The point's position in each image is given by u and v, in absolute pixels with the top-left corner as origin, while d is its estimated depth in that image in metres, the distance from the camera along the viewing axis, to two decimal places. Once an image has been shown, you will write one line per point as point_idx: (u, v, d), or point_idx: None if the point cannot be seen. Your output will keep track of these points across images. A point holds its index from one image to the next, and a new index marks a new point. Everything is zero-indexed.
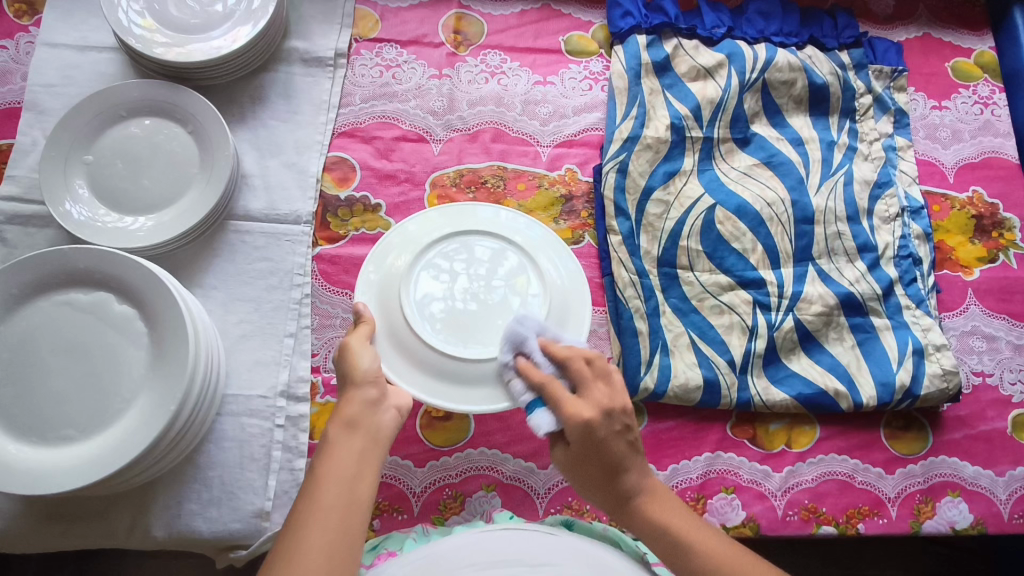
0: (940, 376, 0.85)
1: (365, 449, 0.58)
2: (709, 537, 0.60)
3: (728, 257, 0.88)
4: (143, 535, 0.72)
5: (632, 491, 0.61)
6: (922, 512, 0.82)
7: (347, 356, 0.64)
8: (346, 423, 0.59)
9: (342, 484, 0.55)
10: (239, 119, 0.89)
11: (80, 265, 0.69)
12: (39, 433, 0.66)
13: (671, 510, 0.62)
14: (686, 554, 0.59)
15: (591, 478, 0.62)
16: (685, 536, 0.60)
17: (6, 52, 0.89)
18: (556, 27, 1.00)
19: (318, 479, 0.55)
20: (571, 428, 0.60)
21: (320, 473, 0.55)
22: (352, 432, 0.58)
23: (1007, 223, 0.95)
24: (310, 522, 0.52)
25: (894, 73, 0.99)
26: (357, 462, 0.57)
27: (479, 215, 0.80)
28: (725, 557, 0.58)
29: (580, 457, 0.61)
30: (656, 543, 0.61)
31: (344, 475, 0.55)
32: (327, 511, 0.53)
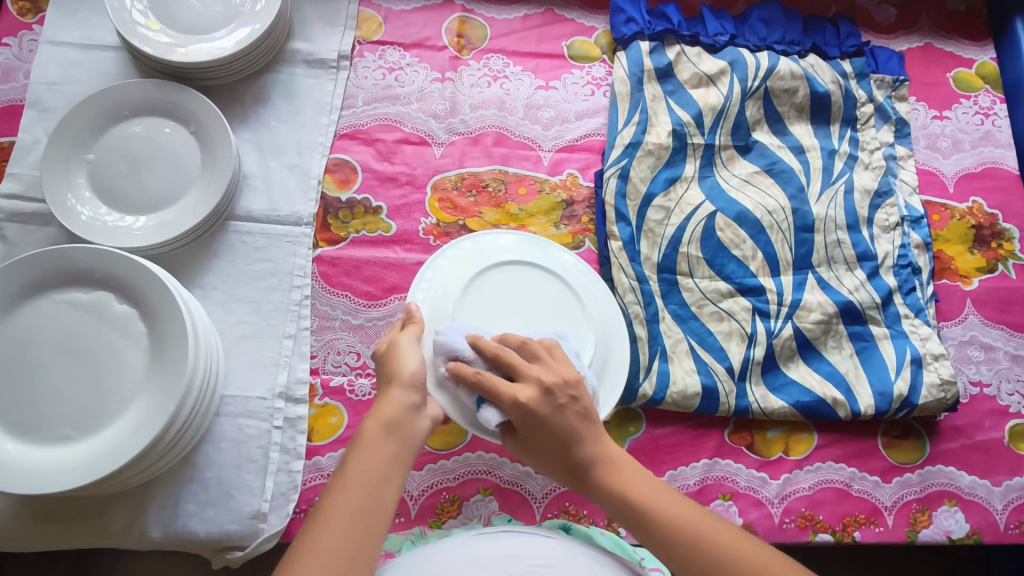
0: (938, 386, 0.85)
1: (398, 455, 0.57)
2: (676, 506, 0.60)
3: (728, 264, 0.88)
4: (139, 535, 0.72)
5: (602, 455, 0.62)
6: (918, 521, 0.82)
7: (398, 354, 0.63)
8: (385, 424, 0.58)
9: (373, 491, 0.54)
10: (242, 120, 0.89)
11: (80, 263, 0.69)
12: (36, 432, 0.66)
13: (636, 481, 0.61)
14: (644, 519, 0.59)
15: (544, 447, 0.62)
16: (644, 503, 0.60)
17: (9, 50, 0.89)
18: (560, 32, 1.00)
19: (348, 481, 0.54)
20: (511, 411, 0.60)
21: (352, 475, 0.54)
22: (392, 433, 0.58)
23: (1006, 234, 0.96)
24: (338, 528, 0.51)
25: (896, 82, 0.99)
26: (388, 468, 0.56)
27: (522, 246, 0.80)
28: (681, 514, 0.59)
29: (534, 435, 0.62)
30: (621, 516, 0.61)
31: (376, 481, 0.55)
32: (356, 518, 0.52)
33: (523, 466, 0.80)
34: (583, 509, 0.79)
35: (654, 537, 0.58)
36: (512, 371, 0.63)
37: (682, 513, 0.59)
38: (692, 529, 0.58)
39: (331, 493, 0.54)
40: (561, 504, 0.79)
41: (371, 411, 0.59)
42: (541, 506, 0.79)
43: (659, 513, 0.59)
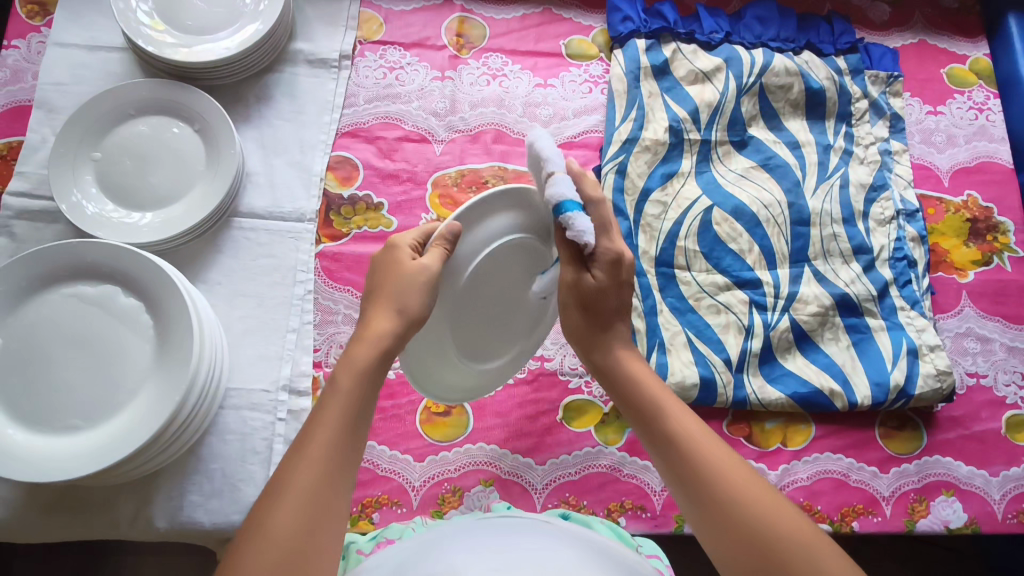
0: (934, 377, 0.86)
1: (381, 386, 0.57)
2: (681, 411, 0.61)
3: (724, 257, 0.89)
4: (145, 525, 0.73)
5: (678, 423, 0.60)
6: (916, 511, 0.83)
7: (421, 286, 0.57)
8: (380, 353, 0.56)
9: (356, 421, 0.54)
10: (245, 118, 0.90)
11: (89, 257, 0.71)
12: (44, 422, 0.67)
13: (652, 381, 0.65)
14: (648, 407, 0.63)
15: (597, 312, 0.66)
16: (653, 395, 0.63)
17: (17, 52, 0.91)
18: (557, 31, 1.02)
19: (335, 410, 0.53)
20: (601, 252, 0.62)
21: (339, 404, 0.53)
22: (382, 364, 0.56)
23: (1001, 227, 0.97)
24: (325, 458, 0.51)
25: (890, 78, 1.00)
26: (369, 400, 0.55)
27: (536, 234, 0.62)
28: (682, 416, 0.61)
29: (602, 289, 0.63)
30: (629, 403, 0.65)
31: (359, 408, 0.54)
32: (338, 449, 0.52)
33: (523, 457, 0.81)
34: (582, 500, 0.80)
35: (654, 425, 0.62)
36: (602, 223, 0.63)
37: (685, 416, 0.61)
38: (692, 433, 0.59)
39: (317, 421, 0.52)
40: (560, 495, 0.80)
41: (364, 331, 0.57)
42: (541, 496, 0.80)
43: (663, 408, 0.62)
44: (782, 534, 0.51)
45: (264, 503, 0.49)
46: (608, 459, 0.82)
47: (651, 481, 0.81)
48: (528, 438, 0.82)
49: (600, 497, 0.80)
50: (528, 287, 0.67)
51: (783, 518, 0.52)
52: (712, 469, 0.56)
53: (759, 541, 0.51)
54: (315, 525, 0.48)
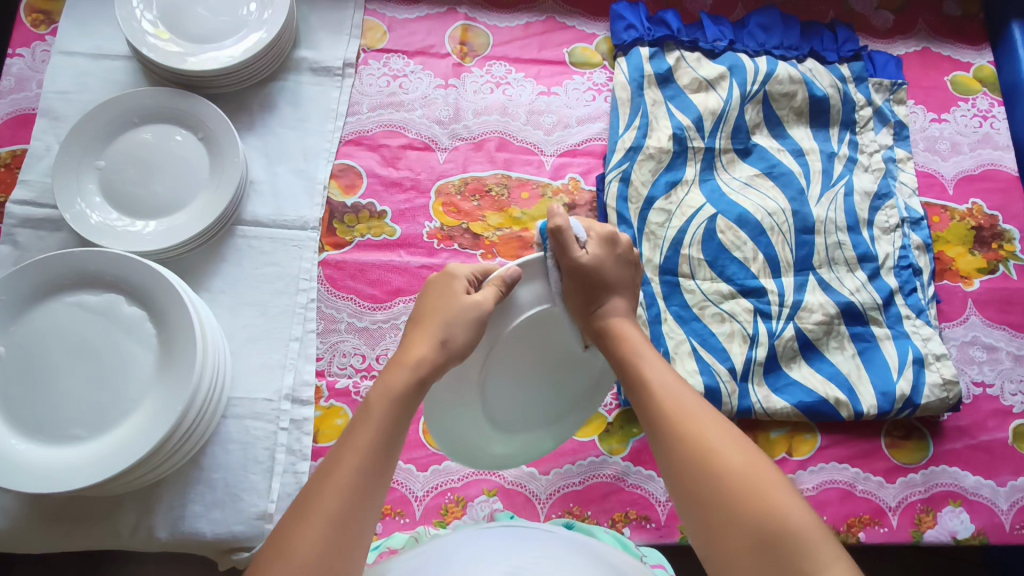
0: (940, 386, 0.85)
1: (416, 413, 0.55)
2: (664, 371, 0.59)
3: (729, 266, 0.89)
4: (147, 535, 0.73)
5: (654, 372, 0.59)
6: (922, 522, 0.82)
7: (471, 318, 0.58)
8: (416, 382, 0.55)
9: (388, 446, 0.52)
10: (249, 127, 0.90)
11: (91, 266, 0.71)
12: (46, 432, 0.66)
13: (639, 343, 0.63)
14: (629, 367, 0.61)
15: (596, 302, 0.64)
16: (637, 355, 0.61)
17: (22, 60, 0.91)
18: (561, 39, 1.02)
19: (366, 433, 0.51)
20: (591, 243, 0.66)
21: (370, 427, 0.52)
22: (418, 390, 0.55)
23: (1007, 235, 0.96)
24: (352, 481, 0.49)
25: (894, 86, 1.00)
26: (403, 424, 0.54)
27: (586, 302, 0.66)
28: (662, 376, 0.59)
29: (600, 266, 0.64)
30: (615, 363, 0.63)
31: (389, 435, 0.52)
32: (366, 474, 0.50)
33: (527, 467, 0.81)
34: (587, 510, 0.79)
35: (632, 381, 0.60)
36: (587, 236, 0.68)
37: (666, 375, 0.59)
38: (668, 389, 0.57)
39: (348, 442, 0.51)
40: (564, 505, 0.80)
41: (402, 360, 0.57)
42: (545, 506, 0.79)
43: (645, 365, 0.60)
44: (740, 480, 0.49)
45: (287, 526, 0.47)
46: (612, 468, 0.81)
47: (655, 491, 0.81)
48: None
49: (604, 508, 0.80)
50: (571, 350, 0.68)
51: (743, 460, 0.51)
52: (683, 425, 0.54)
53: (716, 483, 0.50)
54: (334, 551, 0.46)
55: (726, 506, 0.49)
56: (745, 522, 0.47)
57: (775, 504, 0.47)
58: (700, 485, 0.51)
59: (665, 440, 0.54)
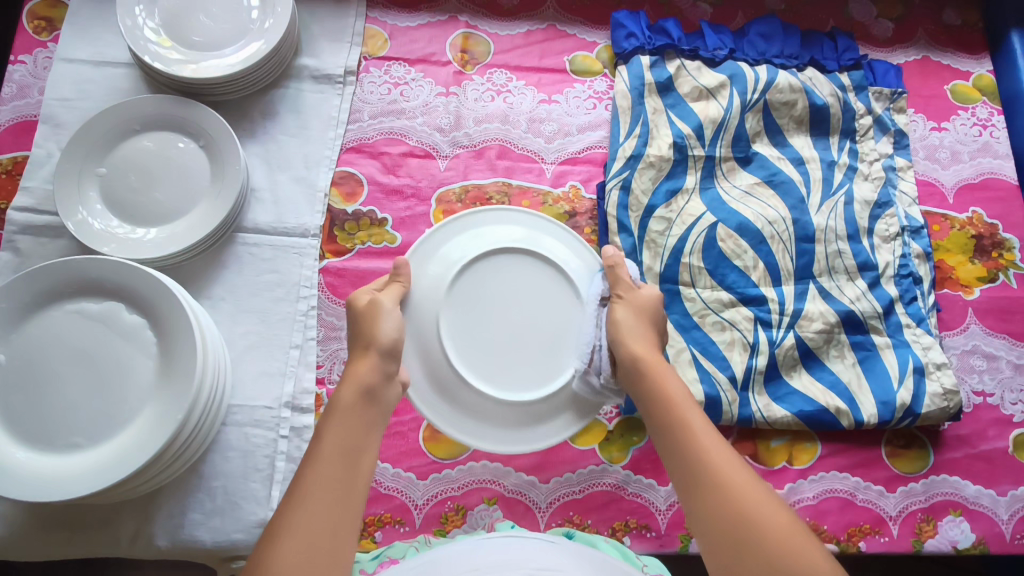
0: (941, 396, 0.85)
1: (373, 423, 0.62)
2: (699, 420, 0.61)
3: (729, 274, 0.89)
4: (146, 544, 0.73)
5: (688, 419, 0.61)
6: (923, 531, 0.82)
7: (380, 316, 0.66)
8: (363, 390, 0.62)
9: (350, 454, 0.58)
10: (250, 134, 0.91)
11: (92, 274, 0.71)
12: (45, 440, 0.66)
13: (676, 389, 0.63)
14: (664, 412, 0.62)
15: (650, 332, 0.69)
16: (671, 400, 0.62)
17: (24, 68, 0.91)
18: (561, 47, 1.02)
19: (328, 447, 0.57)
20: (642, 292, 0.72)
21: (331, 440, 0.58)
22: (365, 401, 0.61)
23: (1007, 243, 0.96)
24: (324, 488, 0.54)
25: (894, 94, 1.00)
26: (362, 437, 0.60)
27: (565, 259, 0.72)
28: (697, 426, 0.60)
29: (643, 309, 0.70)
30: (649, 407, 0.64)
31: (353, 444, 0.58)
32: (335, 481, 0.55)
33: (527, 475, 0.81)
34: (587, 519, 0.79)
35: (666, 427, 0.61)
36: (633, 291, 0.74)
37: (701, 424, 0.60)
38: (702, 438, 0.59)
39: (313, 457, 0.56)
40: (564, 514, 0.79)
41: (347, 377, 0.63)
42: (545, 515, 0.79)
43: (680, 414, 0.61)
44: (776, 539, 0.50)
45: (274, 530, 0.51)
46: (612, 477, 0.81)
47: (656, 500, 0.81)
48: (532, 455, 0.81)
49: (604, 517, 0.79)
50: (540, 298, 0.70)
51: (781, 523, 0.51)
52: (717, 476, 0.55)
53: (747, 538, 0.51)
54: (321, 552, 0.50)
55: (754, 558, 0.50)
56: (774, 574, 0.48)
57: (804, 561, 0.48)
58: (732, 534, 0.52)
59: (698, 489, 0.56)
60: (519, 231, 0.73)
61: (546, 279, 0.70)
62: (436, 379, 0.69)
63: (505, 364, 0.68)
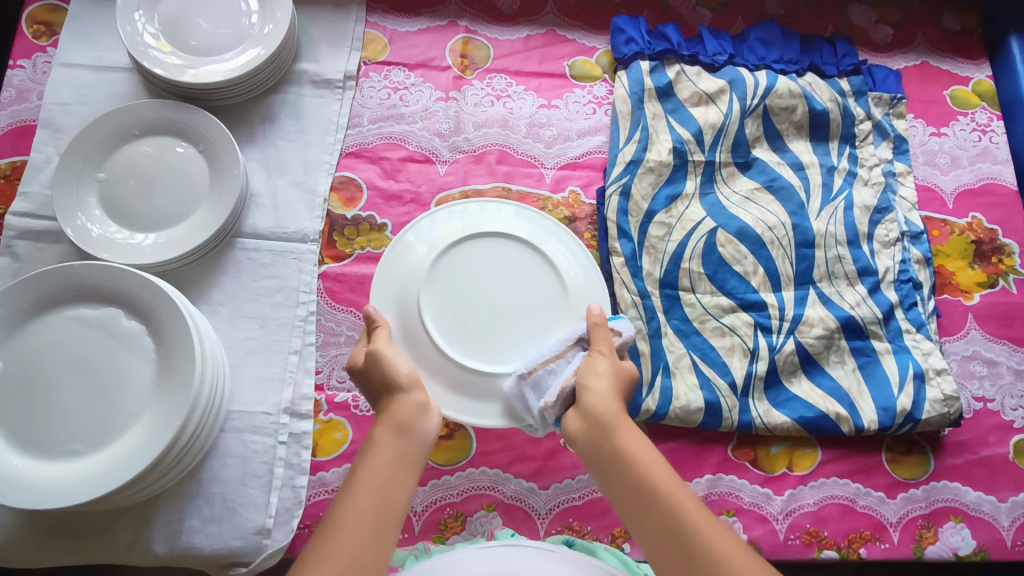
0: (941, 402, 0.85)
1: (413, 460, 0.59)
2: (671, 484, 0.56)
3: (729, 279, 0.89)
4: (144, 550, 0.73)
5: (660, 487, 0.56)
6: (924, 538, 0.81)
7: (386, 357, 0.65)
8: (397, 427, 0.60)
9: (385, 492, 0.55)
10: (250, 139, 0.91)
11: (90, 280, 0.71)
12: (43, 447, 0.66)
13: (644, 452, 0.59)
14: (632, 479, 0.57)
15: (620, 398, 0.64)
16: (639, 464, 0.58)
17: (23, 72, 0.91)
18: (561, 52, 1.02)
19: (362, 484, 0.55)
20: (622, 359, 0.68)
21: (365, 478, 0.56)
22: (400, 436, 0.60)
23: (1006, 249, 0.96)
24: (353, 527, 0.52)
25: (893, 100, 1.00)
26: (398, 473, 0.57)
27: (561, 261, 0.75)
28: (672, 492, 0.55)
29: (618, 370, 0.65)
30: (616, 475, 0.58)
31: (389, 482, 0.56)
32: (367, 521, 0.53)
33: (526, 481, 0.80)
34: (586, 526, 0.79)
35: (635, 496, 0.56)
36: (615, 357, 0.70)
37: (677, 491, 0.55)
38: (677, 506, 0.54)
39: (346, 494, 0.55)
40: (564, 520, 0.79)
41: (384, 415, 0.62)
42: (544, 522, 0.79)
43: (650, 480, 0.56)
44: None
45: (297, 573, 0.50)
46: None
47: None
48: (531, 462, 0.81)
49: (604, 523, 0.79)
50: (524, 284, 0.72)
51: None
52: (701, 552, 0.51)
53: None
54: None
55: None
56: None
57: None
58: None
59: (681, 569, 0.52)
60: (526, 224, 0.77)
61: (536, 270, 0.74)
62: (409, 337, 0.72)
63: (471, 332, 0.71)
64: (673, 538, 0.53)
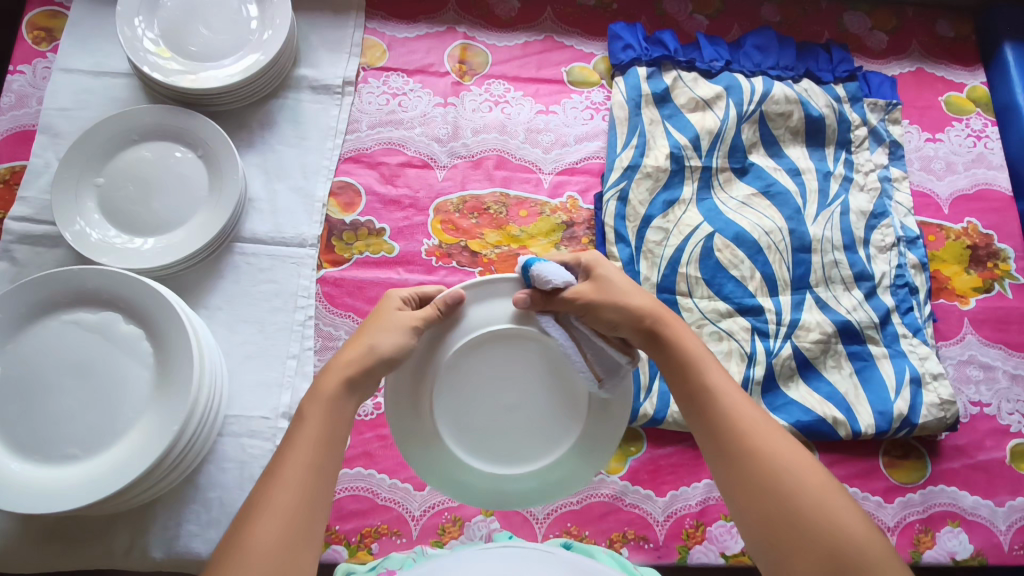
0: (937, 406, 0.85)
1: (351, 415, 0.57)
2: (726, 384, 0.59)
3: (726, 284, 0.89)
4: (141, 555, 0.72)
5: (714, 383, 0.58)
6: (921, 542, 0.82)
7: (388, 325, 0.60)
8: (350, 384, 0.57)
9: (328, 448, 0.54)
10: (248, 144, 0.91)
11: (88, 284, 0.71)
12: (40, 452, 0.66)
13: (702, 354, 0.61)
14: (688, 375, 0.59)
15: (647, 306, 0.62)
16: (695, 363, 0.60)
17: (23, 77, 0.91)
18: (558, 58, 1.03)
19: (305, 435, 0.53)
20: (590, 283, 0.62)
21: (310, 429, 0.54)
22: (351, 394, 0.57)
23: (1002, 254, 0.97)
24: (301, 478, 0.51)
25: (888, 106, 1.01)
26: (341, 425, 0.55)
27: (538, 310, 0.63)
28: (726, 390, 0.58)
29: (605, 294, 0.61)
30: (673, 372, 0.60)
31: (332, 437, 0.54)
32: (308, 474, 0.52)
33: None
34: (585, 530, 0.79)
35: (692, 391, 0.59)
36: (588, 275, 0.64)
37: (732, 390, 0.58)
38: (732, 401, 0.57)
39: (294, 442, 0.53)
40: (563, 525, 0.79)
41: (334, 365, 0.58)
42: (543, 526, 0.79)
43: (706, 377, 0.59)
44: (815, 497, 0.50)
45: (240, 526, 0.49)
46: (610, 488, 0.81)
47: (654, 510, 0.80)
48: None
49: (602, 527, 0.79)
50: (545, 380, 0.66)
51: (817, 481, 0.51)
52: (751, 441, 0.54)
53: (787, 503, 0.51)
54: (287, 552, 0.48)
55: (801, 532, 0.49)
56: (821, 546, 0.48)
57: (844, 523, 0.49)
58: (771, 508, 0.51)
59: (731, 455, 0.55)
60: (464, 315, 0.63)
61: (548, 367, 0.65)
62: (455, 480, 0.66)
63: (521, 443, 0.66)
64: (726, 430, 0.56)
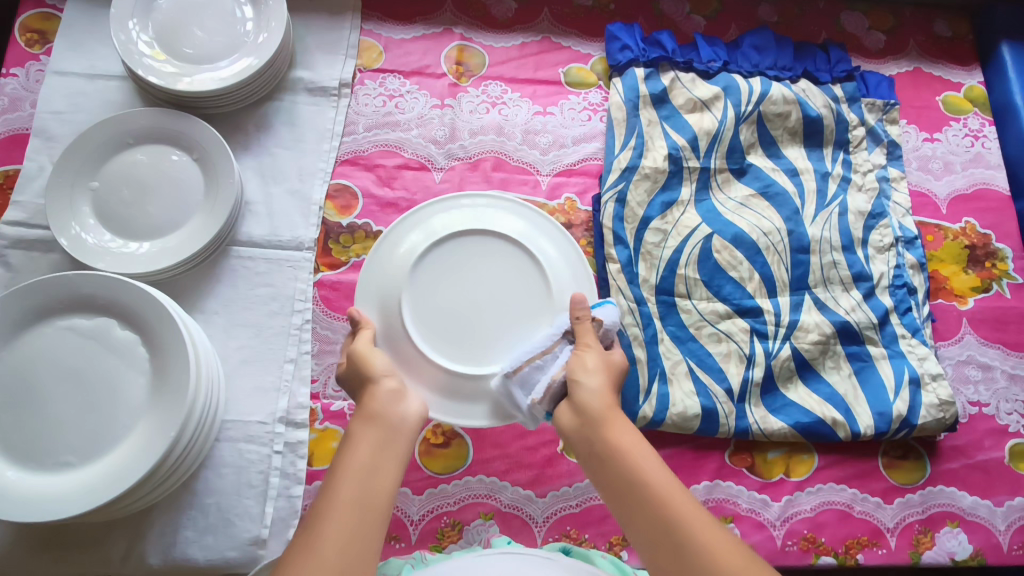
0: (937, 407, 0.85)
1: (397, 436, 0.60)
2: (657, 473, 0.56)
3: (725, 285, 0.89)
4: (138, 562, 0.72)
5: (644, 473, 0.56)
6: (921, 542, 0.82)
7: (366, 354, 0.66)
8: (371, 416, 0.60)
9: (370, 476, 0.56)
10: (244, 147, 0.90)
11: (83, 290, 0.70)
12: (36, 459, 0.66)
13: (631, 441, 0.59)
14: (617, 465, 0.58)
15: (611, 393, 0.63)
16: (624, 451, 0.58)
17: (16, 80, 0.91)
18: (556, 59, 1.02)
19: (345, 471, 0.56)
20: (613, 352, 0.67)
21: (349, 465, 0.56)
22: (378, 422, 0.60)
23: (999, 254, 0.97)
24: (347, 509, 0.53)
25: (886, 106, 1.01)
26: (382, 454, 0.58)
27: (469, 216, 0.76)
28: (655, 479, 0.56)
29: (604, 359, 0.64)
30: (601, 461, 0.59)
31: (372, 467, 0.56)
32: (356, 507, 0.54)
33: (524, 489, 0.80)
34: (584, 533, 0.79)
35: (620, 481, 0.57)
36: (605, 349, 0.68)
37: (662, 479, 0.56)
38: (662, 493, 0.55)
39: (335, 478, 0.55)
40: (562, 528, 0.79)
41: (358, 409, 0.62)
42: (542, 530, 0.79)
43: (635, 466, 0.57)
44: None
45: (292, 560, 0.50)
46: None
47: None
48: (528, 469, 0.81)
49: (602, 530, 0.79)
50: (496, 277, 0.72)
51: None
52: (684, 536, 0.52)
53: None
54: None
55: None
56: None
57: None
58: None
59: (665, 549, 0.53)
60: (416, 230, 0.76)
61: (491, 259, 0.73)
62: (465, 393, 0.71)
63: (508, 334, 0.70)
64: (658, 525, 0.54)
